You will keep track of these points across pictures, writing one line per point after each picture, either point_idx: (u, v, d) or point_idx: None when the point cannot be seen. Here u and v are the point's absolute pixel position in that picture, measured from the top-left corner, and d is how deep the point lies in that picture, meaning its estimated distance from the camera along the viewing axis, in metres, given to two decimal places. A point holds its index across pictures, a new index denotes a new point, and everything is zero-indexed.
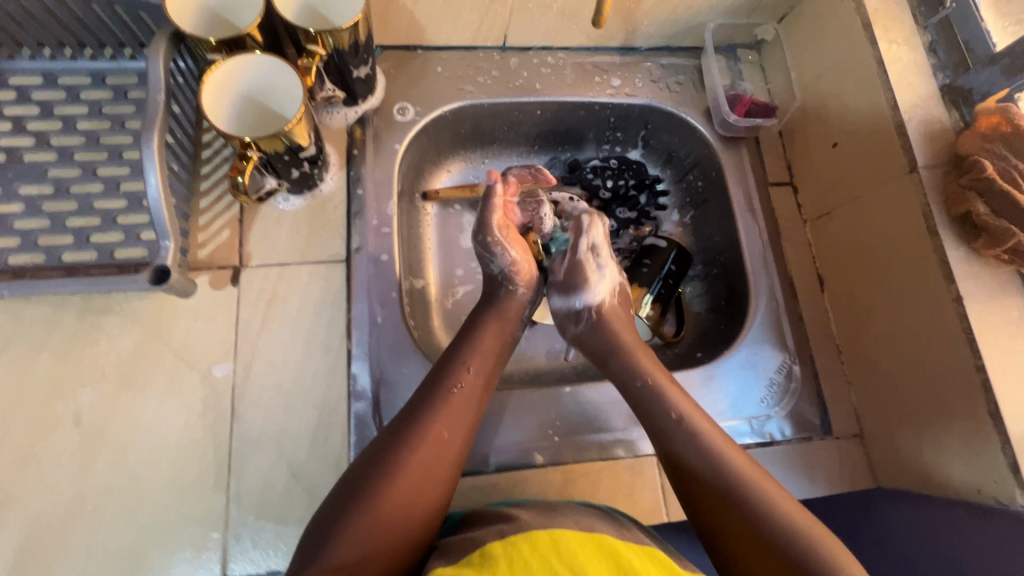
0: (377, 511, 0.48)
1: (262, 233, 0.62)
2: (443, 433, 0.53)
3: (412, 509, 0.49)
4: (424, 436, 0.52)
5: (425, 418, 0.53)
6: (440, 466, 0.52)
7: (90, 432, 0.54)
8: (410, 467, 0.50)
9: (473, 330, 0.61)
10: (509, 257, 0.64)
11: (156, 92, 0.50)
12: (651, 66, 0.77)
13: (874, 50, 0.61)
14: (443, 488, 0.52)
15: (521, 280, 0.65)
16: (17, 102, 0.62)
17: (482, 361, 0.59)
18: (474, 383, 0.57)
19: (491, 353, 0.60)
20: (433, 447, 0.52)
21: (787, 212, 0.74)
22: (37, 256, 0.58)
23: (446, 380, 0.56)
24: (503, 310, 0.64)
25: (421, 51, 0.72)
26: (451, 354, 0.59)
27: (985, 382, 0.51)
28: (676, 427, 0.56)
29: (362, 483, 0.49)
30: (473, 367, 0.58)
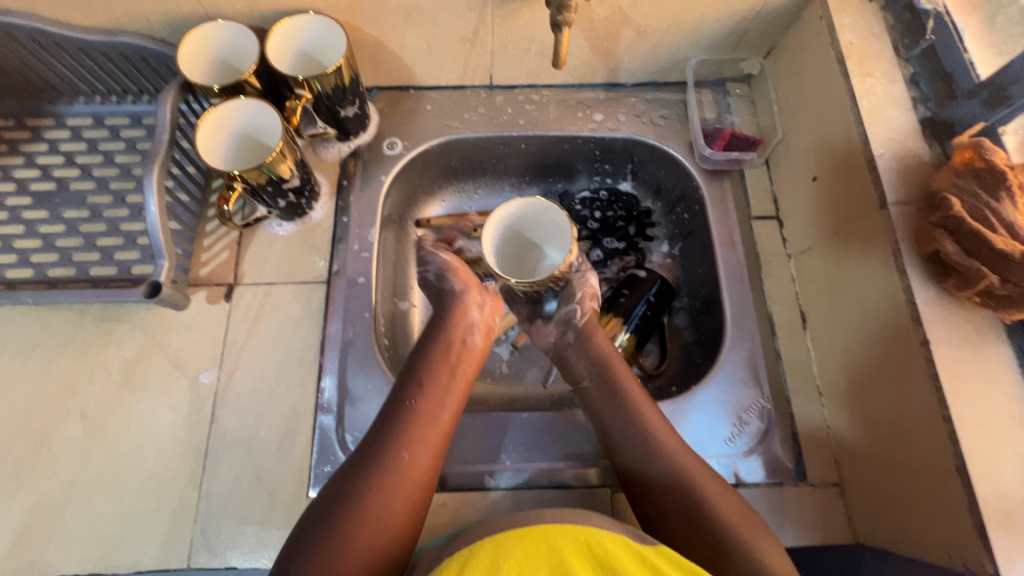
0: (352, 537, 0.47)
1: (255, 254, 0.69)
2: (403, 454, 0.52)
3: (384, 534, 0.48)
4: (388, 459, 0.51)
5: (386, 442, 0.52)
6: (406, 487, 0.51)
7: (94, 425, 0.61)
8: (375, 491, 0.49)
9: (424, 352, 0.61)
10: (439, 257, 0.67)
11: (161, 131, 0.60)
12: (635, 101, 0.79)
13: (847, 85, 0.61)
14: (415, 507, 0.51)
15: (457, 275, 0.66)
16: (71, 139, 0.74)
17: (437, 378, 0.58)
18: (430, 398, 0.57)
19: (447, 367, 0.60)
20: (398, 471, 0.51)
21: (770, 247, 0.72)
22: (69, 270, 0.67)
23: (400, 401, 0.56)
24: (455, 322, 0.63)
25: (414, 91, 0.78)
26: (411, 375, 0.58)
27: (952, 434, 0.47)
28: (649, 456, 0.56)
29: (326, 510, 0.48)
30: (427, 386, 0.57)
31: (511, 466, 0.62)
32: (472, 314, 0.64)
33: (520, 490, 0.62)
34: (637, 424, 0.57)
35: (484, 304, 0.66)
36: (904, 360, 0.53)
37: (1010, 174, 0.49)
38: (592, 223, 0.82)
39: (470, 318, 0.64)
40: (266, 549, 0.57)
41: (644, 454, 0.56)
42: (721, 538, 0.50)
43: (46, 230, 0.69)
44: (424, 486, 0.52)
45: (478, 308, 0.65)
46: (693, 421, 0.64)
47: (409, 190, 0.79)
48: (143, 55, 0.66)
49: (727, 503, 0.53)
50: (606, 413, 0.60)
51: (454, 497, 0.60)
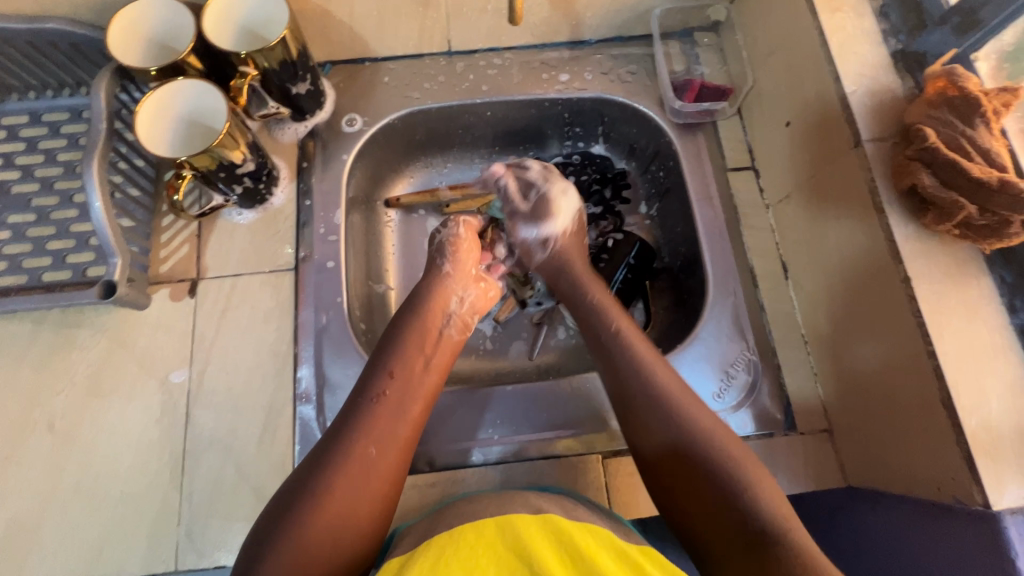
0: (311, 528, 0.44)
1: (217, 246, 0.66)
2: (369, 450, 0.49)
3: (347, 528, 0.46)
4: (354, 453, 0.49)
5: (351, 434, 0.50)
6: (372, 485, 0.48)
7: (63, 435, 0.59)
8: (338, 484, 0.47)
9: (394, 335, 0.58)
10: (455, 230, 0.67)
11: (97, 121, 0.56)
12: (601, 58, 0.76)
13: (815, 22, 0.58)
14: (380, 503, 0.48)
15: (451, 254, 0.65)
16: (7, 139, 0.69)
17: (408, 365, 0.56)
18: (400, 388, 0.54)
19: (420, 357, 0.57)
20: (359, 464, 0.48)
21: (748, 198, 0.71)
22: (20, 277, 0.63)
23: (369, 390, 0.53)
24: (427, 306, 0.61)
25: (369, 63, 0.74)
26: (377, 364, 0.56)
27: (937, 368, 0.47)
28: (642, 391, 0.55)
29: (286, 508, 0.45)
30: (396, 376, 0.55)
31: (500, 440, 0.62)
32: (453, 305, 0.63)
33: (509, 464, 0.61)
34: (640, 376, 0.55)
35: (466, 295, 0.65)
36: (889, 294, 0.52)
37: (984, 100, 0.47)
38: None
39: (449, 306, 0.62)
40: None
41: (653, 412, 0.53)
42: (722, 485, 0.48)
43: None
44: (391, 480, 0.50)
45: (460, 301, 0.64)
46: None
47: (374, 168, 0.76)
48: (72, 41, 0.62)
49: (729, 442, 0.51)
50: (622, 378, 0.56)
51: (443, 476, 0.59)
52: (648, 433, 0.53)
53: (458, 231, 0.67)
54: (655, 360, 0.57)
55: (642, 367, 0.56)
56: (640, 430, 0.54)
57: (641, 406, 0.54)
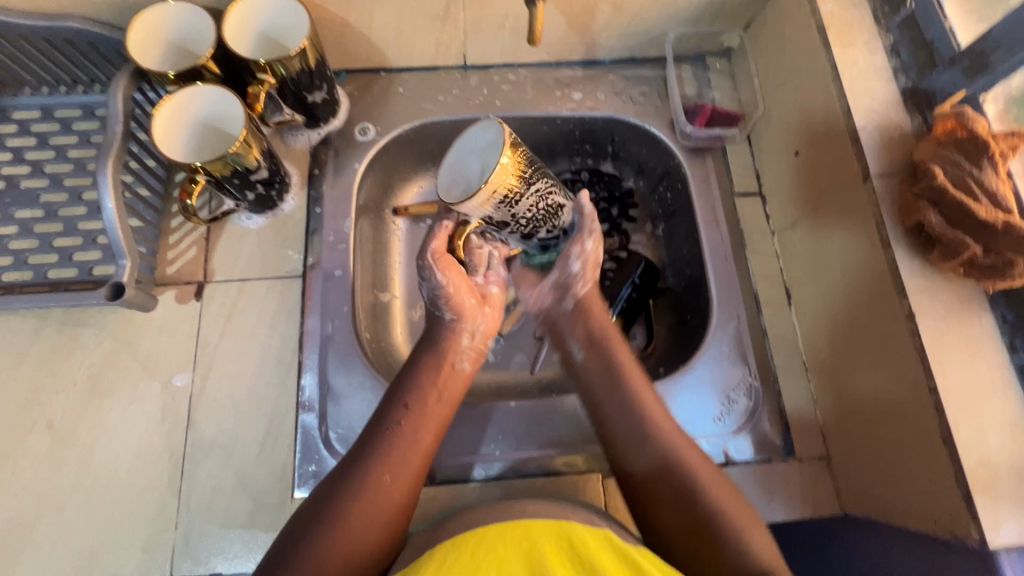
0: (325, 554, 0.45)
1: (225, 250, 0.66)
2: (384, 477, 0.50)
3: (360, 553, 0.47)
4: (368, 482, 0.49)
5: (367, 463, 0.50)
6: (386, 512, 0.49)
7: (62, 435, 0.58)
8: (353, 512, 0.48)
9: (411, 365, 0.58)
10: (437, 280, 0.59)
11: (114, 123, 0.56)
12: (614, 79, 0.76)
13: (828, 56, 0.59)
14: (393, 528, 0.49)
15: (448, 307, 0.60)
16: (18, 134, 0.69)
17: (424, 397, 0.55)
18: (417, 420, 0.54)
19: (435, 389, 0.57)
20: (374, 494, 0.49)
21: (754, 223, 0.71)
22: (26, 273, 0.63)
23: (384, 421, 0.53)
24: (438, 341, 0.60)
25: (384, 73, 0.75)
26: (393, 395, 0.56)
27: (938, 405, 0.47)
28: (630, 427, 0.56)
29: (306, 532, 0.46)
30: (412, 406, 0.54)
31: (501, 456, 0.61)
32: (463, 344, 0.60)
33: (509, 480, 0.61)
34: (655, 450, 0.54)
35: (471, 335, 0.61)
36: (892, 346, 0.53)
37: (992, 142, 0.48)
38: None
39: (464, 343, 0.60)
40: (253, 553, 0.56)
41: (638, 439, 0.55)
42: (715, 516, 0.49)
43: None
44: (406, 506, 0.51)
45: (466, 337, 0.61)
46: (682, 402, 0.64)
47: (384, 177, 0.76)
48: (90, 40, 0.62)
49: (712, 478, 0.52)
50: (604, 401, 0.58)
51: (443, 490, 0.60)
52: (628, 452, 0.55)
53: (445, 278, 0.59)
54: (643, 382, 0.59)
55: (632, 392, 0.57)
56: (630, 451, 0.55)
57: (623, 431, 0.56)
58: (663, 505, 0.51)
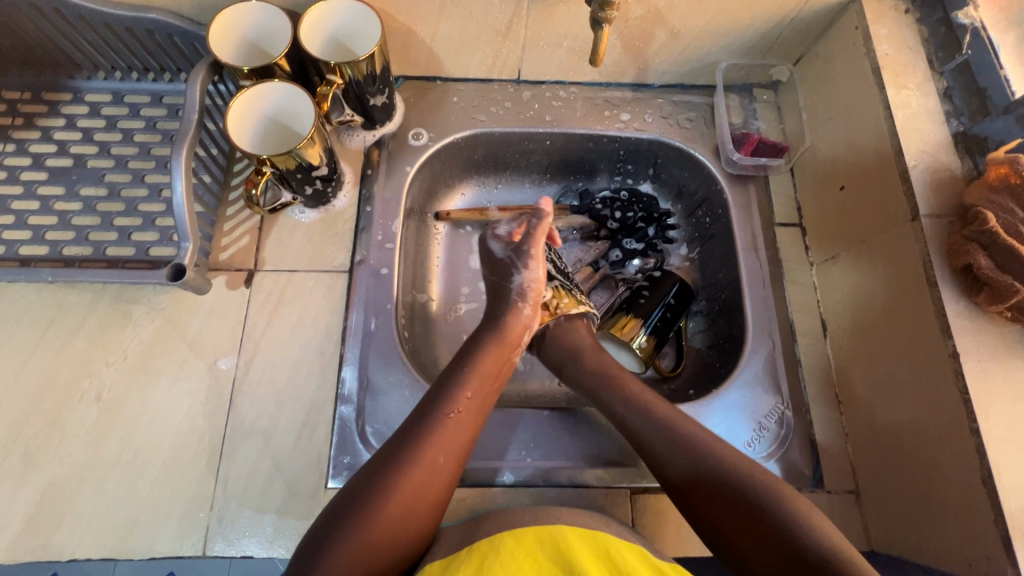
0: (379, 524, 0.47)
1: (277, 240, 0.68)
2: (439, 459, 0.52)
3: (408, 524, 0.49)
4: (420, 462, 0.51)
5: (423, 441, 0.52)
6: (434, 491, 0.51)
7: (109, 407, 0.60)
8: (407, 487, 0.49)
9: (474, 352, 0.60)
10: (535, 272, 0.66)
11: (190, 111, 0.59)
12: (662, 103, 0.78)
13: (881, 96, 0.61)
14: (437, 508, 0.51)
15: (529, 299, 0.65)
16: (89, 115, 0.72)
17: (481, 385, 0.58)
18: (472, 408, 0.56)
19: (490, 377, 0.59)
20: (425, 471, 0.51)
21: (793, 253, 0.72)
22: (86, 248, 0.65)
23: (443, 405, 0.55)
24: (503, 331, 0.62)
25: (440, 82, 0.77)
26: (450, 376, 0.58)
27: (979, 446, 0.48)
28: (665, 444, 0.56)
29: (357, 497, 0.48)
30: (470, 392, 0.57)
31: (531, 464, 0.62)
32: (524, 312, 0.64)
33: (538, 488, 0.61)
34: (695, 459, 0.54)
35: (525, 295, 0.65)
36: (932, 376, 0.53)
37: None
38: (612, 223, 0.79)
39: (523, 339, 0.64)
40: (285, 538, 0.57)
41: (673, 450, 0.55)
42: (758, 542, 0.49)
43: (64, 208, 0.67)
44: (450, 487, 0.52)
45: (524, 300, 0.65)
46: (713, 424, 0.64)
47: (431, 182, 0.78)
48: (169, 32, 0.65)
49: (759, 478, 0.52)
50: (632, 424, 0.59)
51: (473, 492, 0.60)
52: (668, 460, 0.55)
53: (532, 267, 0.65)
54: (656, 400, 0.60)
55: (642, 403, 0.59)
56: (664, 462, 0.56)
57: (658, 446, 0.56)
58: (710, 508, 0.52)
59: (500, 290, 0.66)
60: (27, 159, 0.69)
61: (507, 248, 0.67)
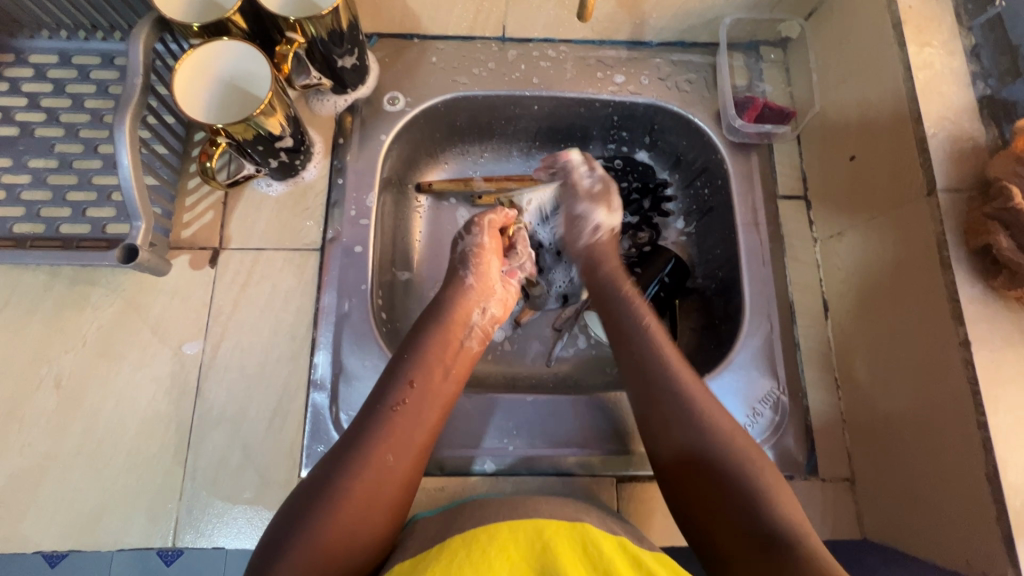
0: (327, 528, 0.44)
1: (243, 216, 0.64)
2: (387, 456, 0.49)
3: (363, 529, 0.46)
4: (368, 460, 0.48)
5: (367, 440, 0.50)
6: (383, 490, 0.48)
7: (69, 394, 0.57)
8: (355, 490, 0.47)
9: (419, 341, 0.57)
10: (479, 238, 0.65)
11: (134, 75, 0.53)
12: (660, 63, 0.72)
13: (901, 55, 0.55)
14: (394, 503, 0.49)
15: (475, 263, 0.63)
16: (34, 79, 0.66)
17: (429, 375, 0.55)
18: (420, 397, 0.53)
19: (441, 366, 0.56)
20: (375, 472, 0.48)
21: (796, 227, 0.68)
22: (37, 226, 0.61)
23: (387, 398, 0.53)
24: (448, 315, 0.60)
25: (418, 40, 0.71)
26: (396, 369, 0.55)
27: (985, 441, 0.45)
28: (668, 399, 0.54)
29: (306, 503, 0.46)
30: (416, 384, 0.54)
31: (514, 452, 0.59)
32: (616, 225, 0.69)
33: (522, 476, 0.59)
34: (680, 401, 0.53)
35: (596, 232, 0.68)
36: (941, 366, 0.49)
37: None
38: None
39: (467, 322, 0.60)
40: (256, 528, 0.55)
41: (679, 409, 0.53)
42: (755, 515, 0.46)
43: (11, 181, 0.62)
44: (406, 486, 0.50)
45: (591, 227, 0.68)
46: None
47: (410, 150, 0.73)
48: None
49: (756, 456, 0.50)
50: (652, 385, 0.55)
51: (453, 481, 0.58)
52: (657, 434, 0.53)
53: (483, 238, 0.65)
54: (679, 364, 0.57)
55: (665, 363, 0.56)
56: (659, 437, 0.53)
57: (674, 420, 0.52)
58: (696, 487, 0.49)
59: (449, 272, 0.65)
60: None
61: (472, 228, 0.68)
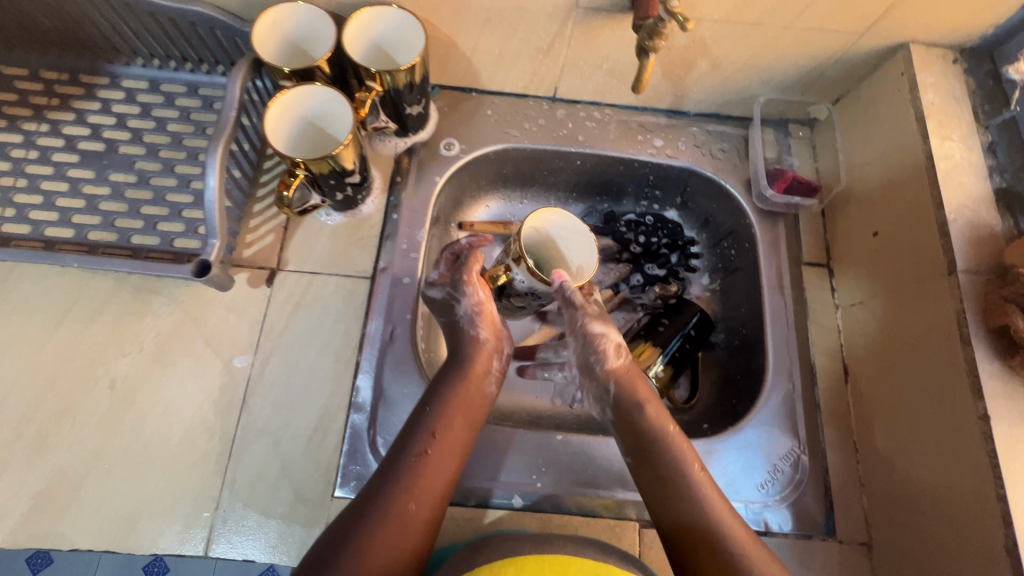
0: None
1: (302, 241, 0.68)
2: (408, 506, 0.52)
3: None
4: (391, 511, 0.51)
5: (391, 489, 0.52)
6: (406, 541, 0.51)
7: (121, 397, 0.60)
8: (377, 540, 0.50)
9: (441, 390, 0.58)
10: (476, 295, 0.62)
11: (229, 108, 0.58)
12: (696, 131, 0.78)
13: (924, 146, 0.60)
14: (416, 546, 0.51)
15: (483, 323, 0.62)
16: (124, 101, 0.72)
17: (450, 427, 0.57)
18: (445, 446, 0.56)
19: (461, 417, 0.58)
20: (397, 524, 0.51)
21: (819, 294, 0.71)
22: (111, 235, 0.66)
23: (411, 448, 0.55)
24: (465, 366, 0.60)
25: (475, 94, 0.77)
26: (418, 418, 0.57)
27: (1004, 514, 0.47)
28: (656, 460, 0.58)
29: (330, 552, 0.49)
30: (438, 437, 0.56)
31: (541, 489, 0.61)
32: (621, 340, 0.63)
33: (547, 514, 0.61)
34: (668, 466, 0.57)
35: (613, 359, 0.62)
36: (950, 447, 0.53)
37: None
38: (636, 246, 0.79)
39: (490, 368, 0.62)
40: (288, 544, 0.56)
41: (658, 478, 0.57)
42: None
43: (92, 192, 0.67)
44: (428, 534, 0.52)
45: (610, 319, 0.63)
46: (727, 463, 0.63)
47: (458, 192, 0.78)
48: (211, 26, 0.66)
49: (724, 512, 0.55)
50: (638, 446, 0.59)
51: (480, 513, 0.60)
52: (654, 483, 0.57)
53: (477, 295, 0.62)
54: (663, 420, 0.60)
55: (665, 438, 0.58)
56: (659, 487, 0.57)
57: (678, 497, 0.56)
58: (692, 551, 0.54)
59: (451, 327, 0.63)
60: (60, 140, 0.69)
61: (445, 288, 0.63)
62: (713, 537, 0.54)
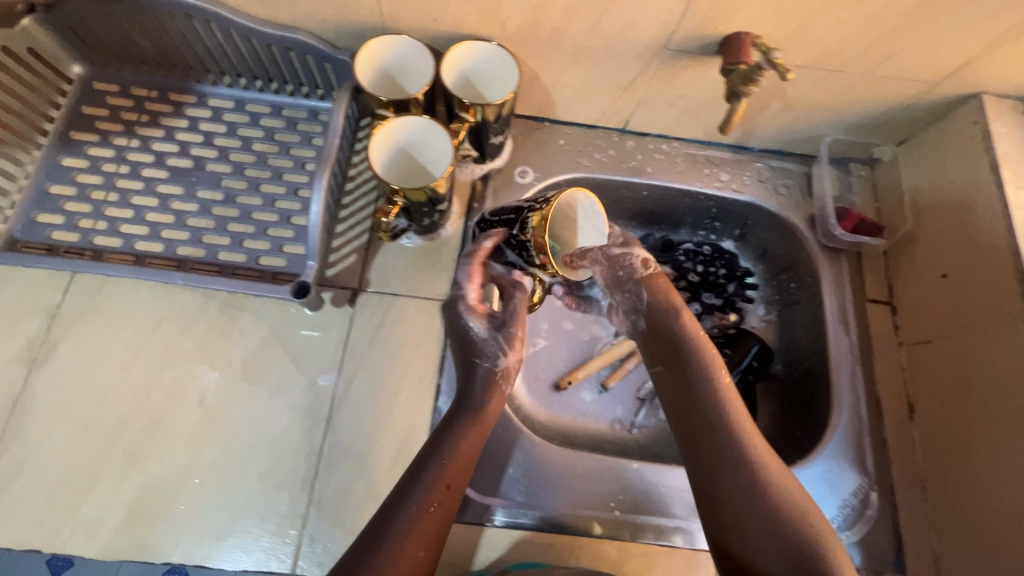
0: None
1: (383, 262, 0.69)
2: (415, 553, 0.49)
3: None
4: (400, 558, 0.48)
5: (399, 534, 0.49)
6: None
7: (210, 412, 0.61)
8: None
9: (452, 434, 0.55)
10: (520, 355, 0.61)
11: (333, 136, 0.64)
12: (760, 167, 0.80)
13: (999, 194, 0.62)
14: None
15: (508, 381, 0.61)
16: (211, 119, 0.74)
17: (459, 474, 0.54)
18: (450, 501, 0.52)
19: (469, 465, 0.55)
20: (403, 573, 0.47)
21: (883, 331, 0.73)
22: (199, 250, 0.67)
23: (420, 494, 0.51)
24: (478, 410, 0.57)
25: (548, 124, 0.79)
26: (427, 461, 0.54)
27: None
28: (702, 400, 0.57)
29: None
30: (446, 487, 0.52)
31: (619, 517, 0.62)
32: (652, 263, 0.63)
33: (624, 542, 0.62)
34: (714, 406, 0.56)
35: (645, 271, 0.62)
36: None
37: None
38: (694, 275, 0.82)
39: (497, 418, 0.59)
40: None
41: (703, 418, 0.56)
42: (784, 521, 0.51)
43: (181, 208, 0.69)
44: None
45: (644, 265, 0.62)
46: None
47: None
48: (306, 52, 0.68)
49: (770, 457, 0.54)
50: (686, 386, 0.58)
51: (560, 539, 0.61)
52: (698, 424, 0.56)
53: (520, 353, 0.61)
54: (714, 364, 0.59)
55: (716, 390, 0.57)
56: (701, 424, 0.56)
57: (722, 454, 0.54)
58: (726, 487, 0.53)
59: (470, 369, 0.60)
60: (150, 156, 0.71)
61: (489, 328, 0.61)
62: (754, 470, 0.53)
